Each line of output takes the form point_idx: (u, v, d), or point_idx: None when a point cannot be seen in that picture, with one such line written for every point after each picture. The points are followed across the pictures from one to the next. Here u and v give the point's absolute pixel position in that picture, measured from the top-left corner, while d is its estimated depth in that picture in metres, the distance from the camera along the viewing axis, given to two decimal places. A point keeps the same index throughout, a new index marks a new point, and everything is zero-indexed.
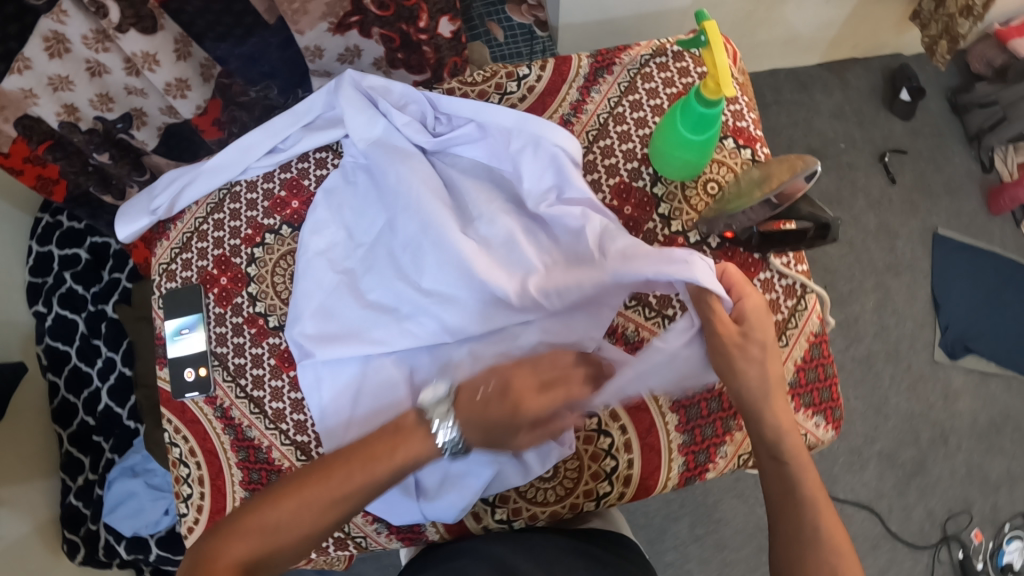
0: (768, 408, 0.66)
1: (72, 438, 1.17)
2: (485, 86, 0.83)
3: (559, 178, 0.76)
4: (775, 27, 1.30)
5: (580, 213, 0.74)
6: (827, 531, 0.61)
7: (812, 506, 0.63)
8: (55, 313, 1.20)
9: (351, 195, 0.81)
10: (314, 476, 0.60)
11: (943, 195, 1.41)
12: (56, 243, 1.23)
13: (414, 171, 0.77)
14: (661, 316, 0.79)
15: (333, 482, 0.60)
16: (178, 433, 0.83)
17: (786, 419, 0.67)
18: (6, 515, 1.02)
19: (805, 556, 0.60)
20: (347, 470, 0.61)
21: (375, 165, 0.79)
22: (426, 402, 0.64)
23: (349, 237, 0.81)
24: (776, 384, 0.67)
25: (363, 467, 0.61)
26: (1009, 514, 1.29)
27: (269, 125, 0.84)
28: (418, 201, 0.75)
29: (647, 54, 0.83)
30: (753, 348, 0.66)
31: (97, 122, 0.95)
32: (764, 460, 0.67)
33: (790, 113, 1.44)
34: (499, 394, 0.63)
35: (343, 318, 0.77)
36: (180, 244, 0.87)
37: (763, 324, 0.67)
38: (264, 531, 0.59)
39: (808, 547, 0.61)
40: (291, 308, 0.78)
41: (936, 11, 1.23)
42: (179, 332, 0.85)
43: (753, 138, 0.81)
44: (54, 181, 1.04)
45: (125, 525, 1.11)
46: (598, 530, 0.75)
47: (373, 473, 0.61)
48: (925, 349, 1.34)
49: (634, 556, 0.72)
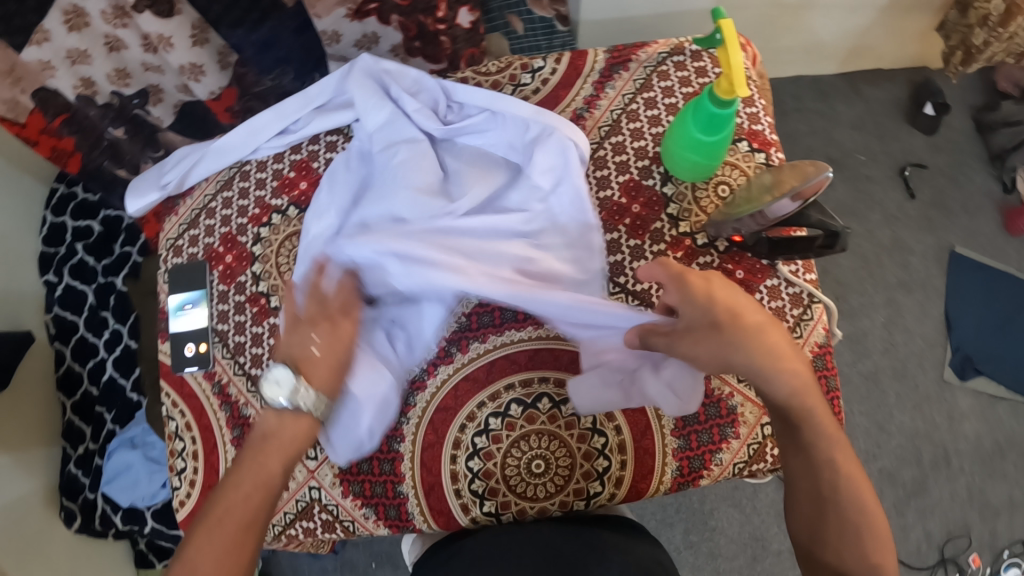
0: (760, 373, 0.64)
1: (74, 407, 1.18)
2: (499, 76, 0.83)
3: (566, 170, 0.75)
4: (800, 34, 1.28)
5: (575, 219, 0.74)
6: (847, 488, 0.65)
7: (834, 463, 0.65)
8: (66, 283, 1.21)
9: (353, 179, 0.79)
10: (209, 513, 0.64)
11: (961, 214, 1.38)
12: (70, 215, 1.24)
13: (421, 161, 0.75)
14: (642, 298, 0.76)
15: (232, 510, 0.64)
16: (175, 407, 0.83)
17: (789, 378, 0.64)
18: (12, 474, 1.04)
19: (828, 517, 0.65)
20: (229, 495, 0.65)
21: (382, 152, 0.77)
22: (274, 392, 0.67)
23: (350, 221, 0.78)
24: (760, 338, 0.64)
25: (255, 482, 0.66)
26: (1009, 541, 1.26)
27: (281, 106, 0.85)
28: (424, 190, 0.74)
29: (664, 52, 0.82)
30: (708, 326, 0.64)
31: (114, 96, 0.97)
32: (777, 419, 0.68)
33: (810, 122, 1.42)
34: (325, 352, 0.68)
35: None
36: (189, 220, 0.88)
37: (716, 291, 0.64)
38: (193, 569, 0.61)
39: (830, 508, 0.65)
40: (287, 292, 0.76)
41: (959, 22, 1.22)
42: (182, 308, 0.85)
43: (768, 142, 0.80)
44: (69, 154, 1.04)
45: (122, 496, 1.12)
46: (610, 517, 0.74)
47: (259, 485, 0.66)
48: (933, 368, 1.31)
49: (645, 538, 0.72)
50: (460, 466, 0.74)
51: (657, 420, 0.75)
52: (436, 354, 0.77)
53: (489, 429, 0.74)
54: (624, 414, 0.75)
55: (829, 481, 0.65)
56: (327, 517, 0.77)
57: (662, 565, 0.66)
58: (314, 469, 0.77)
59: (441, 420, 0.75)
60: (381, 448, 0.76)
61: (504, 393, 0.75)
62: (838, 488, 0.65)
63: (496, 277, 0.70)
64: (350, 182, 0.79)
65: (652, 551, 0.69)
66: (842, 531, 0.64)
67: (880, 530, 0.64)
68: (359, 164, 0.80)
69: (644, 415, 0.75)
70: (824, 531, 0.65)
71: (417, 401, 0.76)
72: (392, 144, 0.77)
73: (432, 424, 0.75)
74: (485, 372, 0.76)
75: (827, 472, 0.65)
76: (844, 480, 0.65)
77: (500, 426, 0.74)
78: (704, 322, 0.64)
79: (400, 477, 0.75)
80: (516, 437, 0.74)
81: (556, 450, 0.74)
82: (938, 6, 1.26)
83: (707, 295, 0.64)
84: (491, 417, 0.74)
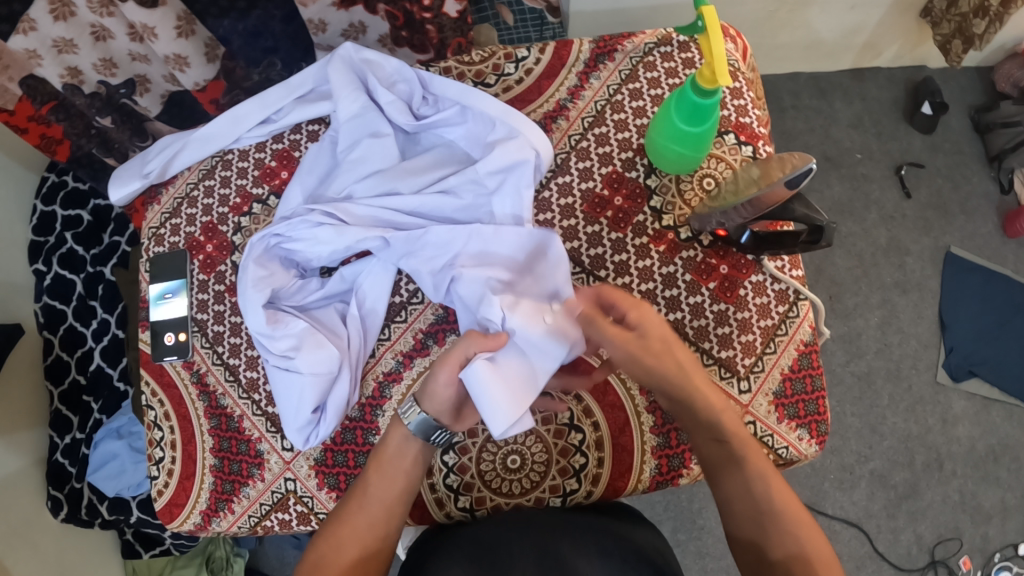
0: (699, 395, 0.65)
1: (62, 396, 1.17)
2: (482, 66, 0.81)
3: (511, 167, 0.74)
4: (797, 30, 1.27)
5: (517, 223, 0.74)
6: (781, 504, 0.63)
7: (773, 506, 0.63)
8: (55, 273, 1.20)
9: (321, 165, 0.79)
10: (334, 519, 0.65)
11: (957, 214, 1.37)
12: (60, 204, 1.23)
13: (382, 150, 0.77)
14: (590, 274, 0.75)
15: (342, 554, 0.63)
16: (154, 396, 0.82)
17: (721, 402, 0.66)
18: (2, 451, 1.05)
19: (768, 531, 0.62)
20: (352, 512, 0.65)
21: (349, 139, 0.77)
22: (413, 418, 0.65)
23: (312, 200, 0.79)
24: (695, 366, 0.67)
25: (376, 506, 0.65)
26: (1000, 545, 1.25)
27: (263, 95, 0.83)
28: (385, 179, 0.76)
29: (651, 42, 0.81)
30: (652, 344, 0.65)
31: (100, 86, 0.94)
32: (705, 445, 0.67)
33: (807, 119, 1.41)
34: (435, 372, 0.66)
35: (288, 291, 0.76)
36: (170, 209, 0.86)
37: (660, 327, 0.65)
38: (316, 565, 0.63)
39: (770, 525, 0.62)
40: (240, 269, 0.75)
41: (948, 10, 1.17)
42: (163, 297, 0.84)
43: (756, 135, 0.79)
44: (57, 142, 1.05)
45: (108, 486, 1.10)
46: (605, 504, 0.74)
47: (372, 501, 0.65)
48: (927, 370, 1.30)
49: (645, 526, 0.72)
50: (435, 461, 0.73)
51: (637, 417, 0.74)
52: (412, 346, 0.76)
53: None
54: (602, 410, 0.74)
55: (776, 520, 0.62)
56: (302, 509, 0.77)
57: (661, 555, 0.66)
58: (289, 460, 0.77)
59: None
60: (356, 440, 0.75)
61: None
62: (779, 530, 0.62)
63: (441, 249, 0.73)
64: (316, 169, 0.79)
65: (653, 539, 0.69)
66: (785, 550, 0.61)
67: (824, 553, 0.61)
68: (328, 153, 0.80)
69: (623, 412, 0.74)
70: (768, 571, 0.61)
71: (393, 393, 0.75)
72: (365, 140, 0.76)
73: None
74: None
75: (768, 512, 0.62)
76: (779, 501, 0.63)
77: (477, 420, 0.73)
78: (658, 338, 0.65)
79: None
80: (491, 432, 0.73)
81: (532, 446, 0.73)
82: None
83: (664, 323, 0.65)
84: None
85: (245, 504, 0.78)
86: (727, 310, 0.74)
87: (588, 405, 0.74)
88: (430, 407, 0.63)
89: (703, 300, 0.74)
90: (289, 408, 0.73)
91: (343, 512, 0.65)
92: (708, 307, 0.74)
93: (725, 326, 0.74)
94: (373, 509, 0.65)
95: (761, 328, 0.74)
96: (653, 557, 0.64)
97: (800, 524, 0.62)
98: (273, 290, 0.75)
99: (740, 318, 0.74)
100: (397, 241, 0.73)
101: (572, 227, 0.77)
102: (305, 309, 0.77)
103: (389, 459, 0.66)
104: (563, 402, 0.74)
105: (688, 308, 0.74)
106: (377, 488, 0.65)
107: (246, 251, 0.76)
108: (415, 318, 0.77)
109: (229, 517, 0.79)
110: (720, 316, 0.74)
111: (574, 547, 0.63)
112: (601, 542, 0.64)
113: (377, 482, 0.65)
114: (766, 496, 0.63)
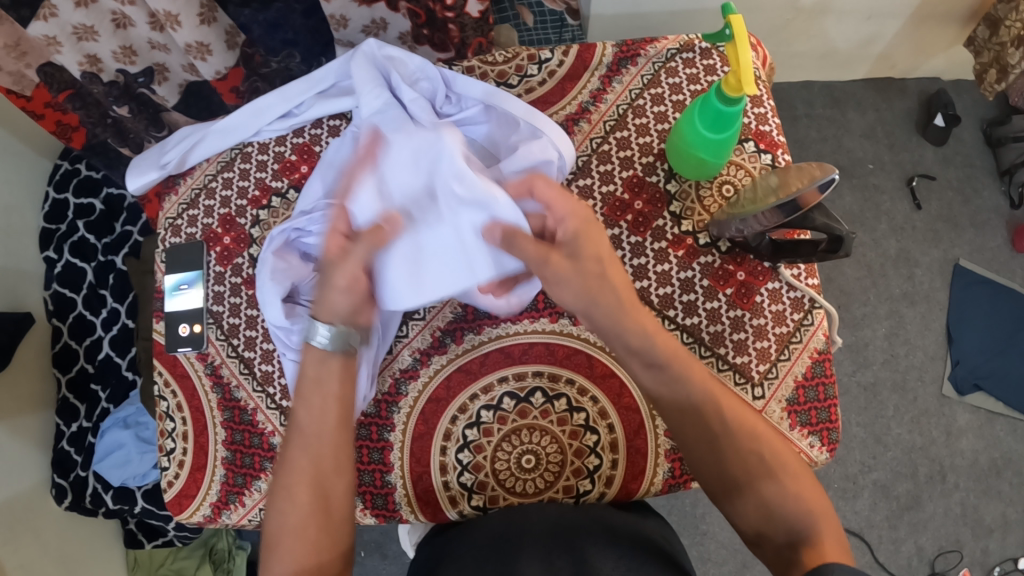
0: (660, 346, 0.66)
1: (69, 384, 1.17)
2: (505, 67, 0.82)
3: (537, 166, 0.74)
4: (814, 39, 1.27)
5: None
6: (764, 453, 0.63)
7: (769, 457, 0.63)
8: (65, 261, 1.21)
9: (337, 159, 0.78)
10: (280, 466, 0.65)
11: (967, 227, 1.37)
12: (72, 191, 1.24)
13: None
14: None
15: (298, 500, 0.63)
16: (167, 387, 0.83)
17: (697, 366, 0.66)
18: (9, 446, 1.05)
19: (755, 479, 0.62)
20: (290, 455, 0.65)
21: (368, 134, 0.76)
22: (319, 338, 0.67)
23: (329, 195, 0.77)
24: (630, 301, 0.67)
25: (312, 440, 0.65)
26: (1000, 559, 1.25)
27: (284, 89, 0.83)
28: None
29: (673, 48, 0.81)
30: (587, 262, 0.66)
31: (119, 74, 0.94)
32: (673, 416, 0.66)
33: (820, 128, 1.41)
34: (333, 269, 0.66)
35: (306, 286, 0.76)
36: (187, 200, 0.86)
37: (593, 240, 0.66)
38: (278, 519, 0.63)
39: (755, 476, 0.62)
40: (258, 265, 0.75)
41: (989, 40, 1.20)
42: (178, 288, 0.84)
43: (775, 144, 0.79)
44: (74, 129, 1.07)
45: (113, 475, 1.09)
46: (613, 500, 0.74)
47: (303, 435, 0.66)
48: (933, 382, 1.30)
49: (652, 515, 0.74)
50: (449, 458, 0.74)
51: (651, 420, 0.74)
52: (429, 344, 0.76)
53: (480, 421, 0.74)
54: (617, 413, 0.74)
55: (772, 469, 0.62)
56: None
57: (669, 541, 0.69)
58: None
59: (431, 411, 0.75)
60: (371, 436, 0.75)
61: (497, 386, 0.74)
62: (771, 479, 0.62)
63: None
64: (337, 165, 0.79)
65: (661, 528, 0.72)
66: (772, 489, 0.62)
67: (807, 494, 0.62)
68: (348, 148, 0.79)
69: (638, 415, 0.74)
70: (759, 522, 0.62)
71: (409, 390, 0.75)
72: (379, 128, 0.73)
73: (423, 414, 0.75)
74: (478, 364, 0.75)
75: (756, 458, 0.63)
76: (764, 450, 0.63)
77: (492, 419, 0.74)
78: (590, 255, 0.66)
79: (389, 466, 0.75)
80: (506, 431, 0.74)
81: (547, 446, 0.73)
82: (968, 15, 1.22)
83: (591, 241, 0.66)
84: (483, 409, 0.74)
85: (257, 497, 0.79)
86: (743, 317, 0.75)
87: (604, 407, 0.74)
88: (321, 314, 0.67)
89: (719, 306, 0.75)
90: None
91: (287, 451, 0.66)
92: (725, 313, 0.75)
93: (741, 332, 0.74)
94: (310, 441, 0.66)
95: (776, 335, 0.74)
96: (662, 542, 0.66)
97: (801, 481, 0.62)
98: (292, 284, 0.75)
99: (755, 325, 0.74)
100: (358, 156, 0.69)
101: None
102: None
103: (315, 387, 0.67)
104: (578, 403, 0.74)
105: (704, 313, 0.75)
106: (309, 420, 0.66)
107: (265, 243, 0.76)
108: (434, 315, 0.77)
109: (240, 510, 0.80)
110: (736, 322, 0.74)
111: (582, 535, 0.64)
112: (612, 529, 0.65)
113: (308, 413, 0.66)
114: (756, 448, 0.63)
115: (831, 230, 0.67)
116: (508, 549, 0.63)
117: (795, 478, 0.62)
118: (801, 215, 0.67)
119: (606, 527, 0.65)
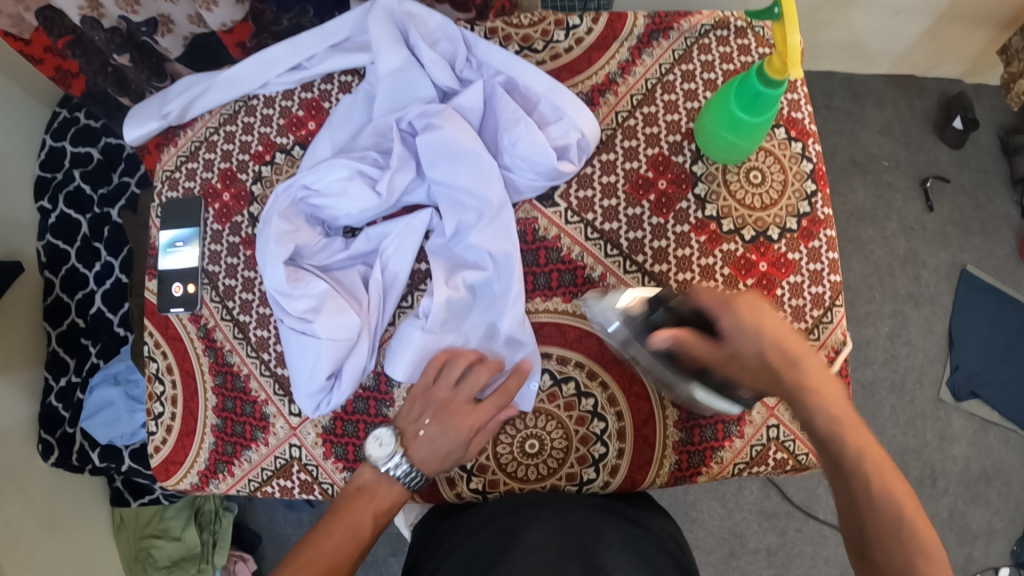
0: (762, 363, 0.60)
1: (60, 338, 1.13)
2: (531, 30, 0.77)
3: (556, 136, 0.72)
4: (839, 30, 1.23)
5: (546, 181, 0.72)
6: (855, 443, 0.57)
7: (870, 473, 0.56)
8: (60, 212, 1.16)
9: (350, 116, 0.76)
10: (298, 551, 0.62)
11: (977, 233, 1.34)
12: (70, 140, 1.18)
13: (431, 107, 0.71)
14: (626, 258, 0.73)
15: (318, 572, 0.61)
16: (157, 348, 0.79)
17: (794, 351, 0.60)
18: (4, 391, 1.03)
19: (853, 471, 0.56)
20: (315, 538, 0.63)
21: (385, 91, 0.73)
22: (378, 449, 0.66)
23: (341, 150, 0.75)
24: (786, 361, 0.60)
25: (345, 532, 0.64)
26: (981, 566, 1.25)
27: (295, 40, 0.79)
28: (427, 132, 0.70)
29: (708, 24, 0.77)
30: (742, 361, 0.60)
31: (120, 22, 0.86)
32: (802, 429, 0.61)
33: (837, 121, 1.37)
34: (433, 437, 0.66)
35: (310, 238, 0.73)
36: (187, 153, 0.82)
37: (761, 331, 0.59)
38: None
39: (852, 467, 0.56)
40: (263, 213, 0.73)
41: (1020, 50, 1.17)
42: (173, 245, 0.81)
43: (806, 133, 0.76)
44: (73, 75, 1.00)
45: (101, 433, 1.05)
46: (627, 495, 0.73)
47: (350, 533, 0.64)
48: (931, 386, 1.29)
49: (656, 511, 0.72)
50: None
51: (661, 410, 0.72)
52: None
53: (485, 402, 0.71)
54: (627, 401, 0.71)
55: (858, 480, 0.56)
56: (305, 478, 0.75)
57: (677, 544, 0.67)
58: (296, 426, 0.75)
59: None
60: (369, 410, 0.73)
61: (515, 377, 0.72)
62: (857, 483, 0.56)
63: (467, 214, 0.71)
64: (349, 123, 0.76)
65: (667, 525, 0.70)
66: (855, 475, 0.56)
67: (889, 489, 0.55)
68: (362, 107, 0.76)
69: (648, 404, 0.71)
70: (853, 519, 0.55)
71: (400, 388, 0.72)
72: (399, 93, 0.73)
73: None
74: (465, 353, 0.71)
75: (847, 451, 0.57)
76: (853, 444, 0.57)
77: None
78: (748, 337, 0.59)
79: None
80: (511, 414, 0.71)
81: (552, 431, 0.71)
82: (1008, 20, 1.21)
83: (753, 321, 0.60)
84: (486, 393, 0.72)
85: (245, 468, 0.76)
86: None
87: (614, 394, 0.71)
88: (416, 457, 0.66)
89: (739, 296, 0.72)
90: (293, 357, 0.70)
91: (340, 504, 0.67)
92: None
93: None
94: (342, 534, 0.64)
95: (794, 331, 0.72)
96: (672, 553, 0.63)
97: (911, 505, 0.54)
98: (296, 246, 0.72)
99: None
100: (447, 203, 0.72)
101: (612, 207, 0.74)
102: (327, 270, 0.74)
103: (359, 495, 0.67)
104: (587, 388, 0.71)
105: None
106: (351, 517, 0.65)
107: (270, 203, 0.73)
108: None
109: (228, 480, 0.77)
110: None
111: (599, 538, 0.60)
112: (625, 531, 0.62)
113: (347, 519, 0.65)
114: (847, 440, 0.57)
115: (676, 310, 0.63)
116: (503, 546, 0.59)
117: (887, 492, 0.55)
118: (644, 310, 0.65)
119: (676, 560, 0.61)
